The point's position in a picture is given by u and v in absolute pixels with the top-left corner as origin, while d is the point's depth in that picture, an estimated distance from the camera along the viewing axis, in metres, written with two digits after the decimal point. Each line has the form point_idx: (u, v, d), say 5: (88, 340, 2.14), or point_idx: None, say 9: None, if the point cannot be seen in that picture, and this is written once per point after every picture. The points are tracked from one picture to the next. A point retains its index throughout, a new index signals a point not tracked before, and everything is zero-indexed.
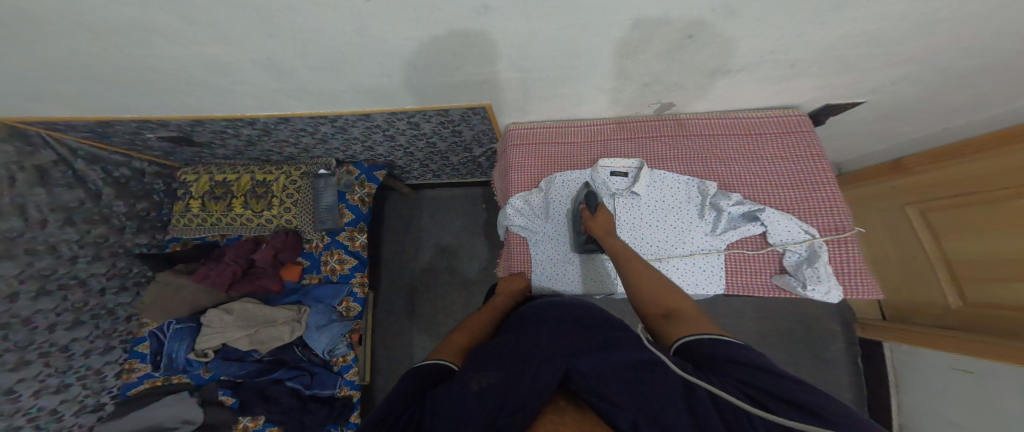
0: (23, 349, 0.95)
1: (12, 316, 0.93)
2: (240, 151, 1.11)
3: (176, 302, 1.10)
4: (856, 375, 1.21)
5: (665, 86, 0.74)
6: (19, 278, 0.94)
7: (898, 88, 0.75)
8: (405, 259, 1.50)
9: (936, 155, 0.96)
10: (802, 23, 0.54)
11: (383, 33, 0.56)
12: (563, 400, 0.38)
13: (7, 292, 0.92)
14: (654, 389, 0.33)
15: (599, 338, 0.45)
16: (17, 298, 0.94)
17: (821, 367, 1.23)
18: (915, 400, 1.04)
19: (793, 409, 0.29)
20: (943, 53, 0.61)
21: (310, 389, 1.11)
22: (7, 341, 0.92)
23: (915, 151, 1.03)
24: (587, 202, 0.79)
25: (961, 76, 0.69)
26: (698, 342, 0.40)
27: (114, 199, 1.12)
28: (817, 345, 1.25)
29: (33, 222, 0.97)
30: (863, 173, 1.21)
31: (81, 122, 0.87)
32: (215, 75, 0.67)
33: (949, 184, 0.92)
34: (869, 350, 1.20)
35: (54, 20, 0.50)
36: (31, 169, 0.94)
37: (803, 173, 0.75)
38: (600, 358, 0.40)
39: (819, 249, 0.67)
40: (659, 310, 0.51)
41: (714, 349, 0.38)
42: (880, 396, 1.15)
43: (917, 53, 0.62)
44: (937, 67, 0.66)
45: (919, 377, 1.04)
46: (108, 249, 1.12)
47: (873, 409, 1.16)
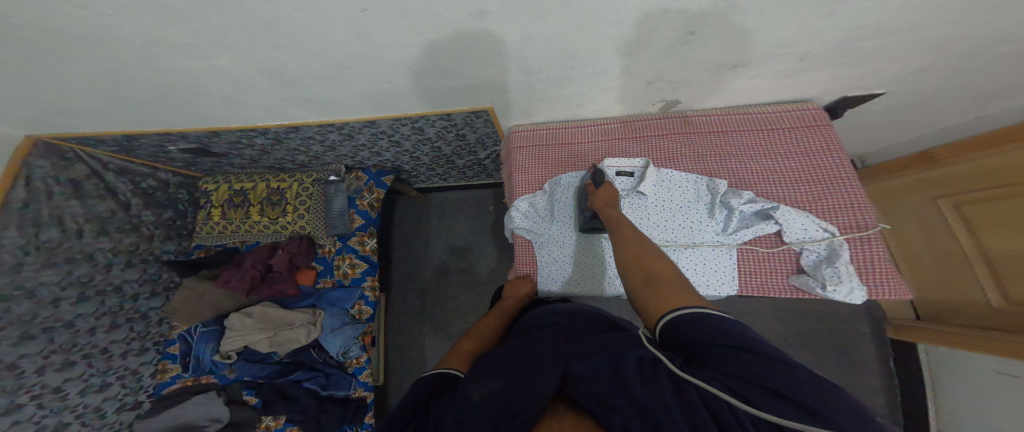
0: (68, 351, 1.01)
1: (56, 320, 0.99)
2: (255, 160, 1.15)
3: (200, 306, 1.15)
4: (887, 379, 1.14)
5: (669, 83, 0.72)
6: (60, 284, 0.99)
7: (919, 78, 0.71)
8: (415, 263, 1.51)
9: (965, 145, 0.90)
10: (812, 15, 0.52)
11: (381, 41, 0.56)
12: (563, 407, 0.38)
13: (50, 298, 0.97)
14: (647, 386, 0.33)
15: (595, 337, 0.45)
16: (59, 303, 0.99)
17: (850, 370, 1.17)
18: (955, 406, 0.97)
19: (786, 403, 0.28)
20: (968, 40, 0.58)
21: (326, 390, 1.13)
22: (54, 343, 0.98)
23: (945, 143, 0.97)
24: (594, 179, 0.75)
25: (991, 62, 0.64)
26: (685, 322, 0.38)
27: (142, 209, 1.17)
28: (845, 347, 1.19)
29: (71, 231, 1.01)
30: (890, 165, 1.15)
31: (108, 137, 0.92)
32: (228, 87, 0.69)
33: (983, 177, 0.86)
34: (903, 352, 1.13)
35: (78, 39, 0.53)
36: (68, 182, 0.99)
37: (820, 168, 0.72)
38: (600, 359, 0.39)
39: (839, 247, 0.64)
40: (642, 274, 0.51)
41: (702, 332, 0.36)
42: (917, 402, 1.07)
43: (940, 41, 0.58)
44: (962, 54, 0.62)
45: (957, 382, 0.97)
46: (138, 256, 1.17)
47: (910, 416, 1.09)
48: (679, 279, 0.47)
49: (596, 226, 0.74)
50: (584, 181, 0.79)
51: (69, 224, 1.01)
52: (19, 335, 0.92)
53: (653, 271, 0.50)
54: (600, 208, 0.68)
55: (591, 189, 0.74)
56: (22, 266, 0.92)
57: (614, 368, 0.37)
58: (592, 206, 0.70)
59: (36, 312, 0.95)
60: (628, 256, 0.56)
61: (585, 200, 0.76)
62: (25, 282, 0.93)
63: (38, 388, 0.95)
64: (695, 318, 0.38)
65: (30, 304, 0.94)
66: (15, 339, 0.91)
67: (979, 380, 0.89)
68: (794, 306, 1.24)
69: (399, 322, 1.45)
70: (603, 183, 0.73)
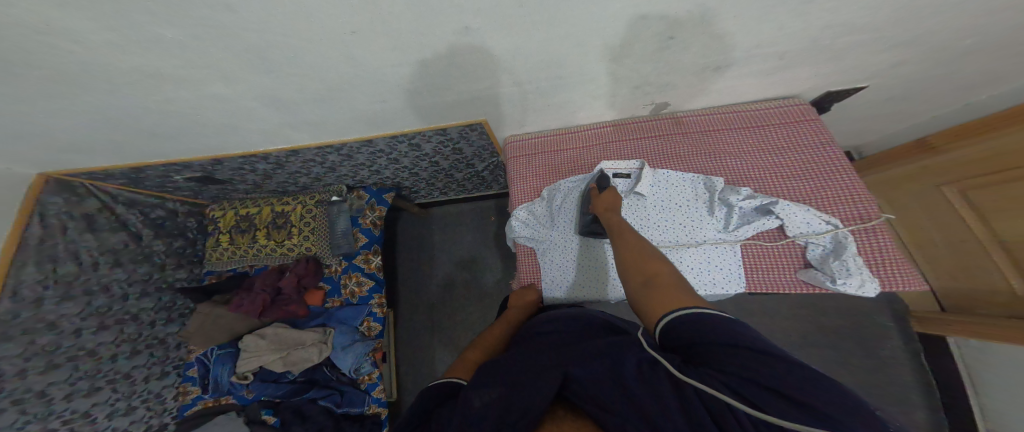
0: (93, 377, 1.02)
1: (80, 349, 0.99)
2: (258, 185, 1.17)
3: (216, 329, 1.13)
4: (921, 375, 1.08)
5: (657, 87, 0.73)
6: (80, 316, 1.00)
7: (898, 71, 0.72)
8: (420, 278, 1.50)
9: (966, 130, 0.90)
10: (784, 17, 0.53)
11: (372, 62, 0.58)
12: (561, 410, 0.37)
13: (71, 328, 0.97)
14: (642, 390, 0.32)
15: (596, 341, 0.44)
16: (82, 333, 0.99)
17: (879, 368, 1.11)
18: (993, 400, 0.92)
19: (785, 398, 0.26)
20: (940, 32, 0.59)
21: (341, 407, 1.10)
22: (78, 370, 0.98)
23: (941, 130, 0.97)
24: (599, 183, 0.75)
25: (974, 48, 0.64)
26: (681, 320, 0.37)
27: (153, 239, 1.18)
28: (871, 344, 1.14)
29: (86, 264, 1.02)
30: (886, 155, 1.15)
31: (116, 170, 0.94)
32: (228, 114, 0.71)
33: (984, 162, 0.86)
34: (933, 347, 1.07)
35: (81, 74, 0.55)
36: (80, 217, 1.00)
37: (816, 161, 0.71)
38: (598, 361, 0.38)
39: (844, 239, 0.62)
40: (641, 276, 0.49)
41: (698, 328, 0.34)
42: (956, 399, 1.01)
43: (912, 35, 0.59)
44: (938, 45, 0.63)
45: (993, 375, 0.91)
46: (153, 285, 1.18)
47: (953, 416, 1.02)
48: (680, 283, 0.45)
49: (596, 230, 0.74)
50: (589, 183, 0.78)
51: (84, 258, 1.01)
52: (45, 364, 0.92)
53: (651, 272, 0.49)
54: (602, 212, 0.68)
55: (594, 192, 0.73)
56: (43, 301, 0.92)
57: (613, 371, 0.36)
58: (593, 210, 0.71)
59: (59, 343, 0.95)
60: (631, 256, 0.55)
61: (587, 202, 0.76)
62: (46, 315, 0.93)
63: (68, 413, 0.96)
64: (694, 316, 0.36)
65: (54, 335, 0.94)
66: (41, 368, 0.91)
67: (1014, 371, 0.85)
68: (810, 303, 1.21)
69: (407, 340, 1.42)
70: (607, 187, 0.73)
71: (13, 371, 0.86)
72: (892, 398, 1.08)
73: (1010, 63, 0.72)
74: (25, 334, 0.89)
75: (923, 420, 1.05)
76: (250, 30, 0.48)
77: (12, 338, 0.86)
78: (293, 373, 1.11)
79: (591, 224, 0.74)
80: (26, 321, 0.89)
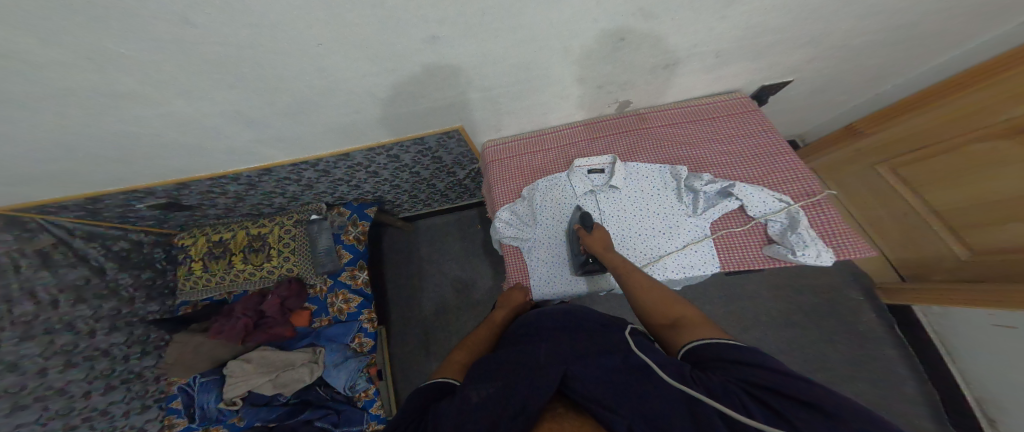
0: (66, 416, 0.97)
1: (47, 389, 0.94)
2: (231, 208, 1.14)
3: (195, 358, 1.08)
4: (897, 339, 1.14)
5: (617, 86, 0.77)
6: (43, 355, 0.94)
7: (821, 65, 0.80)
8: (410, 292, 1.49)
9: (879, 116, 1.01)
10: (710, 18, 0.58)
11: (343, 73, 0.59)
12: (562, 407, 0.37)
13: (35, 369, 0.92)
14: (654, 395, 0.33)
15: (601, 339, 0.46)
16: (47, 372, 0.94)
17: (858, 335, 1.17)
18: (971, 361, 0.97)
19: (803, 409, 0.29)
20: (848, 27, 0.66)
21: (338, 427, 1.08)
22: (48, 411, 0.94)
23: (863, 115, 1.08)
24: (582, 223, 0.74)
25: (882, 41, 0.73)
26: (697, 346, 0.41)
27: (117, 272, 1.12)
28: (848, 317, 1.20)
29: (45, 303, 0.96)
30: (822, 141, 1.24)
31: (72, 201, 0.90)
32: (199, 132, 0.71)
33: (899, 144, 0.98)
34: (902, 315, 1.14)
35: (37, 98, 0.54)
36: (34, 254, 0.94)
37: (764, 146, 0.78)
38: (596, 362, 0.40)
39: (797, 214, 0.67)
40: (667, 320, 0.50)
41: (713, 349, 0.39)
42: (936, 365, 1.06)
43: (824, 31, 0.67)
44: (848, 40, 0.71)
45: (960, 332, 0.99)
46: (123, 319, 1.12)
47: (935, 380, 1.07)
48: (706, 320, 0.46)
49: (591, 269, 0.73)
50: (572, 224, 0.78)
51: (42, 295, 0.96)
52: (9, 406, 0.88)
53: (676, 317, 0.49)
54: (602, 253, 0.67)
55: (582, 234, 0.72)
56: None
57: (608, 373, 0.38)
58: (591, 251, 0.69)
59: (22, 384, 0.90)
60: (652, 298, 0.54)
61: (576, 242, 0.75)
62: (5, 356, 0.88)
63: None
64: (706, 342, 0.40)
65: (15, 377, 0.89)
66: None
67: (982, 331, 0.92)
68: (785, 280, 1.27)
69: (401, 356, 1.40)
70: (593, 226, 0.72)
71: None
72: (876, 367, 1.13)
73: (921, 51, 0.81)
74: None
75: (909, 388, 1.09)
76: (216, 44, 0.49)
77: None
78: (285, 395, 1.08)
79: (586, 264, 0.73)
80: None
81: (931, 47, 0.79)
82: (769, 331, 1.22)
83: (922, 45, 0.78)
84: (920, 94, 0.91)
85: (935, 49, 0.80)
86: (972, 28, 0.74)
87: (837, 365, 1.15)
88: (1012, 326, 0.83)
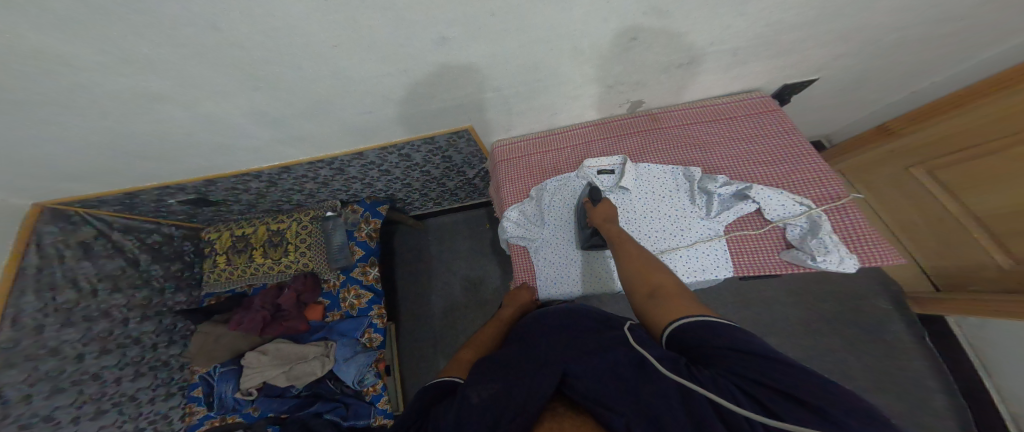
0: (98, 401, 1.02)
1: (83, 373, 1.00)
2: (253, 204, 1.19)
3: (217, 349, 1.13)
4: (930, 355, 1.07)
5: (629, 86, 0.76)
6: (82, 341, 1.00)
7: (847, 62, 0.76)
8: (420, 289, 1.51)
9: (918, 115, 0.95)
10: (727, 15, 0.57)
11: (357, 74, 0.61)
12: (561, 407, 0.37)
13: (73, 354, 0.98)
14: (648, 388, 0.33)
15: (603, 336, 0.46)
16: (84, 358, 1.00)
17: (887, 349, 1.10)
18: (1012, 381, 0.89)
19: (795, 404, 0.27)
20: (875, 23, 0.63)
21: (346, 420, 1.11)
22: (83, 394, 0.99)
23: (898, 115, 1.02)
24: (591, 196, 0.74)
25: (915, 37, 0.69)
26: (684, 327, 0.38)
27: (151, 263, 1.18)
28: (876, 329, 1.13)
29: (86, 291, 1.02)
30: (851, 142, 1.18)
31: (111, 197, 0.96)
32: (222, 132, 0.74)
33: (939, 145, 0.91)
34: (935, 329, 1.06)
35: (79, 100, 0.58)
36: (76, 245, 1.01)
37: (784, 147, 0.75)
38: (597, 359, 0.39)
39: (819, 219, 0.64)
40: (647, 288, 0.49)
41: (701, 332, 0.36)
42: (972, 383, 0.99)
43: (850, 28, 0.64)
44: (876, 36, 0.67)
45: (1001, 349, 0.92)
46: (152, 309, 1.18)
47: (971, 400, 0.99)
48: (682, 291, 0.46)
49: (597, 244, 0.73)
50: (582, 198, 0.78)
51: (83, 284, 1.02)
52: (50, 388, 0.93)
53: (656, 285, 0.49)
54: (601, 224, 0.68)
55: (588, 206, 0.73)
56: (43, 327, 0.92)
57: (609, 370, 0.37)
58: (593, 223, 0.70)
59: (62, 368, 0.95)
60: (634, 266, 0.55)
61: (583, 216, 0.75)
62: (47, 341, 0.93)
63: None
64: (693, 323, 0.38)
65: (56, 360, 0.94)
66: (46, 393, 0.92)
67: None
68: (808, 289, 1.21)
69: (409, 353, 1.42)
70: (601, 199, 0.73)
71: (17, 397, 0.87)
72: (907, 383, 1.06)
73: (961, 47, 0.76)
74: (27, 361, 0.89)
75: (943, 408, 1.01)
76: (238, 48, 0.51)
77: (16, 365, 0.87)
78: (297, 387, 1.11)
79: (590, 239, 0.73)
80: (26, 348, 0.89)
81: (971, 42, 0.74)
82: (789, 342, 1.16)
83: (962, 40, 0.73)
84: (964, 91, 0.85)
85: (975, 44, 0.75)
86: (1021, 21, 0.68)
87: (864, 380, 1.08)
88: None
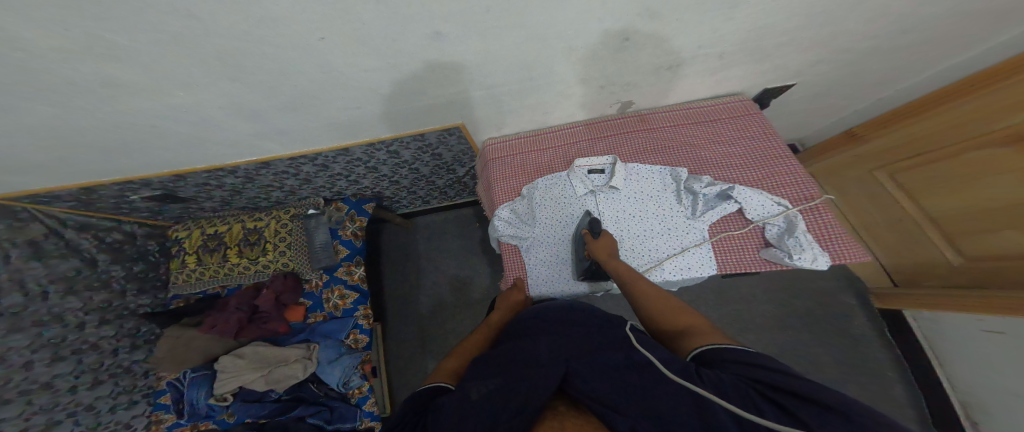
0: (50, 411, 0.95)
1: (32, 383, 0.92)
2: (227, 201, 1.13)
3: (187, 353, 1.08)
4: (888, 345, 1.16)
5: (620, 87, 0.77)
6: (30, 348, 0.92)
7: (823, 68, 0.81)
8: (407, 289, 1.48)
9: (878, 123, 1.02)
10: (716, 20, 0.59)
11: (346, 67, 0.58)
12: (562, 406, 0.37)
13: (21, 362, 0.90)
14: (655, 391, 0.34)
15: (600, 336, 0.46)
16: (33, 365, 0.92)
17: (850, 340, 1.18)
18: (960, 368, 0.98)
19: (821, 411, 0.28)
20: (852, 30, 0.67)
21: (331, 424, 1.06)
22: (33, 405, 0.92)
23: (862, 121, 1.09)
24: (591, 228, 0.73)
25: (881, 46, 0.74)
26: (713, 350, 0.40)
27: (110, 264, 1.11)
28: (842, 322, 1.21)
29: (35, 294, 0.95)
30: (820, 146, 1.26)
31: (65, 192, 0.89)
32: (196, 124, 0.69)
33: (900, 150, 0.98)
34: (893, 321, 1.15)
35: (35, 89, 0.53)
36: (25, 243, 0.93)
37: (765, 150, 0.78)
38: (594, 360, 0.40)
39: (795, 219, 0.68)
40: (671, 331, 0.50)
41: (731, 354, 0.38)
42: (924, 369, 1.08)
43: (827, 36, 0.67)
44: (851, 44, 0.72)
45: (950, 338, 1.00)
46: (113, 313, 1.10)
47: (923, 385, 1.08)
48: (710, 328, 0.47)
49: (592, 274, 0.74)
50: (581, 228, 0.77)
51: (31, 286, 0.94)
52: None
53: (683, 327, 0.49)
54: (605, 259, 0.68)
55: (589, 239, 0.72)
56: None
57: (609, 370, 0.38)
58: (595, 257, 0.70)
59: (8, 377, 0.88)
60: (655, 306, 0.55)
61: (582, 248, 0.75)
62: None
63: None
64: (721, 347, 0.40)
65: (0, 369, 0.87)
66: None
67: (973, 337, 0.93)
68: (780, 285, 1.28)
69: (395, 354, 1.39)
70: (600, 233, 0.72)
71: None
72: (868, 371, 1.14)
73: (921, 57, 0.82)
74: None
75: (899, 394, 1.10)
76: (217, 36, 0.48)
77: None
78: (277, 391, 1.07)
79: (588, 270, 0.74)
80: None
81: (926, 53, 0.81)
82: (763, 335, 1.23)
83: (921, 51, 0.79)
84: (916, 103, 0.93)
85: (931, 55, 0.82)
86: (971, 36, 0.75)
87: (830, 370, 1.16)
88: (1001, 332, 0.84)
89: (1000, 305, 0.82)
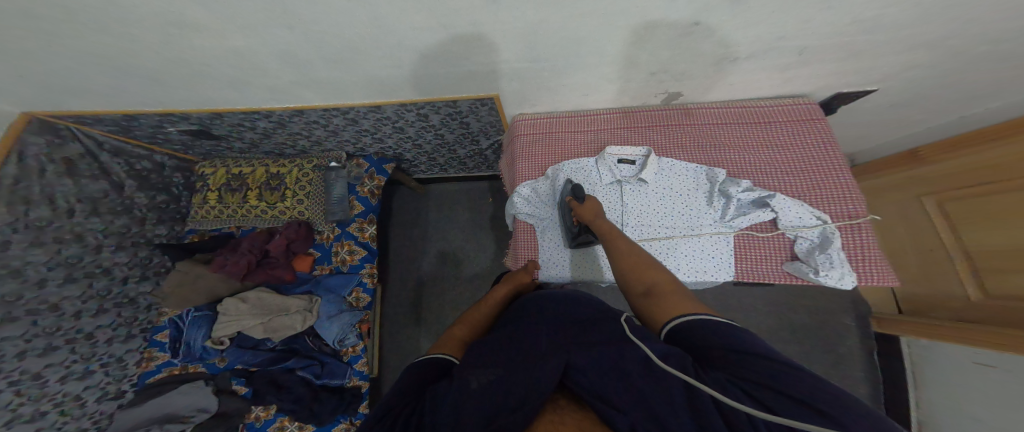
0: (50, 335, 0.98)
1: (43, 302, 0.96)
2: (255, 144, 1.14)
3: (193, 291, 1.13)
4: (871, 371, 1.18)
5: (672, 75, 0.74)
6: (47, 264, 0.97)
7: (906, 75, 0.75)
8: (414, 254, 1.52)
9: (946, 144, 0.96)
10: (810, 8, 0.54)
11: (395, 23, 0.56)
12: (562, 399, 0.38)
13: (37, 278, 0.95)
14: (655, 391, 0.33)
15: (604, 331, 0.46)
16: (45, 284, 0.97)
17: (835, 361, 1.20)
18: (932, 401, 0.99)
19: (805, 409, 0.28)
20: (955, 36, 0.61)
21: (320, 379, 1.13)
22: (37, 326, 0.95)
23: (930, 141, 1.02)
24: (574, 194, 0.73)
25: (969, 60, 0.68)
26: (692, 325, 0.40)
27: (135, 191, 1.15)
28: (834, 343, 1.21)
29: (61, 210, 0.99)
30: (878, 163, 1.19)
31: (108, 116, 0.91)
32: (229, 66, 0.69)
33: (959, 177, 0.92)
34: (886, 349, 1.15)
35: (79, 9, 0.53)
36: (60, 161, 0.97)
37: (816, 160, 0.75)
38: (598, 353, 0.40)
39: (832, 234, 0.67)
40: (642, 287, 0.51)
41: (712, 335, 0.37)
42: (900, 399, 1.10)
43: (926, 39, 0.62)
44: (952, 52, 0.66)
45: (934, 371, 1.00)
46: (130, 239, 1.15)
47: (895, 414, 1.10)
48: (677, 289, 0.48)
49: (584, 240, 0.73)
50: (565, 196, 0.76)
51: (60, 203, 0.99)
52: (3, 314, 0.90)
53: (652, 284, 0.50)
54: (590, 220, 0.67)
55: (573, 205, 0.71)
56: (9, 244, 0.90)
57: (615, 365, 0.38)
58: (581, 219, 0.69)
59: (19, 294, 0.92)
60: (628, 265, 0.56)
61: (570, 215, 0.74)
62: (11, 260, 0.91)
63: (17, 373, 0.91)
64: (700, 321, 0.39)
65: (15, 284, 0.92)
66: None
67: (959, 373, 0.93)
68: (781, 299, 1.28)
69: (394, 313, 1.45)
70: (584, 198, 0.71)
71: None
72: None
73: (1013, 76, 0.75)
74: None
75: None
76: None
77: None
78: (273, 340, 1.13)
79: (578, 237, 0.73)
80: None
81: (1013, 74, 0.74)
82: None
83: (1014, 69, 0.72)
84: (989, 128, 0.86)
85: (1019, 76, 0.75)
86: None
87: None
88: (992, 365, 0.83)
89: (998, 341, 0.81)
